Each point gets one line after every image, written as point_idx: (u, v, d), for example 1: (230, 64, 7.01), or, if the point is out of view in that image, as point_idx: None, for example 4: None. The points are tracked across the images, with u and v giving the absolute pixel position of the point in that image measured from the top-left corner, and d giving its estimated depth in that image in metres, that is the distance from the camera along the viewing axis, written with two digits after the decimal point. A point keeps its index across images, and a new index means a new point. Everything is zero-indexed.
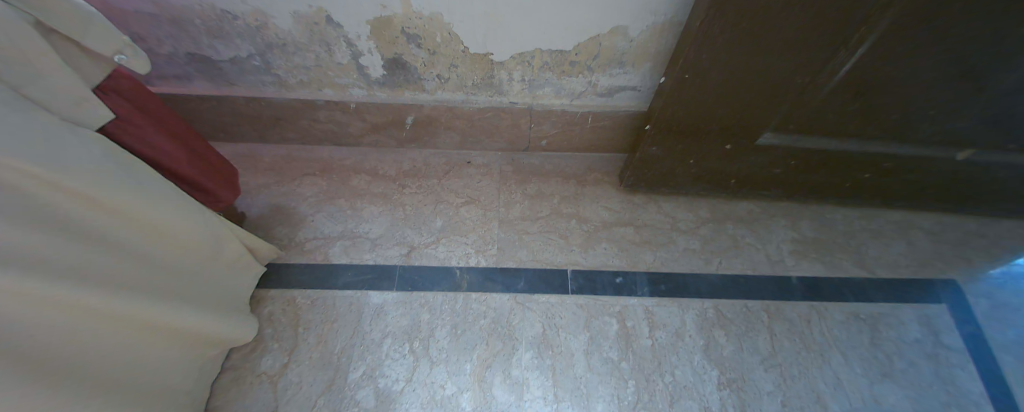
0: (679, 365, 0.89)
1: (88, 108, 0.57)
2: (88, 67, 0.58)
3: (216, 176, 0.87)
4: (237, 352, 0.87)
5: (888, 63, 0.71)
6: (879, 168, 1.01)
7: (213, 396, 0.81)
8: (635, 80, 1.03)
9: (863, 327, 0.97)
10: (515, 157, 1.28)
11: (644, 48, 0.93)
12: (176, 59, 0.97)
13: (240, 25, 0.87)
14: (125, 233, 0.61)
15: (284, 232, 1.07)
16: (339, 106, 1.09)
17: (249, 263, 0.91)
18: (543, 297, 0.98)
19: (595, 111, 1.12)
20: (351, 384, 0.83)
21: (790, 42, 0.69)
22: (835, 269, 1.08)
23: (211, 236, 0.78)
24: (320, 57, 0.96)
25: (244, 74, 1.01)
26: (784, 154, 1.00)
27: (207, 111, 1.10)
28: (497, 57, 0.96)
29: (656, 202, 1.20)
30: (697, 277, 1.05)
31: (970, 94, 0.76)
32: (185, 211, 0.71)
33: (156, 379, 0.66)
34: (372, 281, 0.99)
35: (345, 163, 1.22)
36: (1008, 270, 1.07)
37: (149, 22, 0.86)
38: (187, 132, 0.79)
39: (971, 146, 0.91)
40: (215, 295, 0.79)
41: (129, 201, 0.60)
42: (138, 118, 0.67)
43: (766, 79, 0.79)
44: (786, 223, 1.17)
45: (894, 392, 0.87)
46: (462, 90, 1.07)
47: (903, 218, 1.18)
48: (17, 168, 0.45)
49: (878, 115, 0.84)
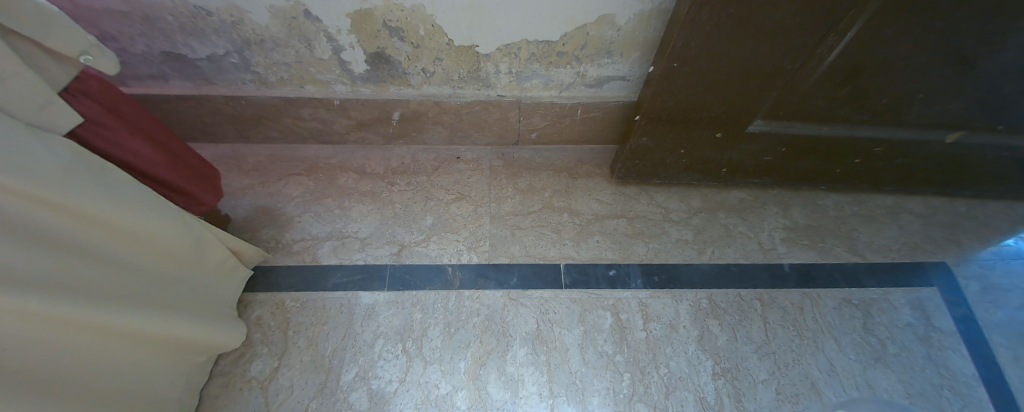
0: (674, 356, 0.89)
1: (56, 112, 0.55)
2: (53, 69, 0.55)
3: (195, 178, 0.84)
4: (226, 358, 0.86)
5: (879, 48, 0.70)
6: (870, 152, 1.00)
7: (202, 404, 0.80)
8: (625, 69, 1.01)
9: (855, 313, 0.97)
10: (505, 151, 1.26)
11: (632, 36, 0.91)
12: (151, 58, 0.94)
13: (215, 21, 0.84)
14: (105, 243, 0.60)
15: (271, 234, 1.05)
16: (322, 103, 1.06)
17: (234, 267, 0.89)
18: (536, 292, 0.97)
19: (584, 102, 1.10)
20: (343, 386, 0.82)
21: (780, 29, 0.68)
22: (827, 255, 1.08)
23: (194, 242, 0.76)
24: (300, 53, 0.94)
25: (223, 72, 0.98)
26: (776, 141, 0.99)
27: (187, 111, 1.07)
28: (483, 49, 0.94)
29: (648, 193, 1.19)
30: (690, 267, 1.04)
31: (958, 77, 0.76)
32: (167, 217, 0.69)
33: (142, 389, 0.65)
34: (362, 281, 0.98)
35: (331, 161, 1.20)
36: (998, 251, 1.07)
37: (120, 21, 0.83)
38: (165, 135, 0.77)
39: (961, 128, 0.91)
40: (200, 301, 0.78)
41: (108, 208, 0.58)
42: (112, 122, 0.64)
43: (756, 67, 0.78)
44: (778, 211, 1.17)
45: (887, 376, 0.87)
46: (449, 84, 1.05)
47: (894, 202, 1.18)
48: None
49: (869, 99, 0.83)
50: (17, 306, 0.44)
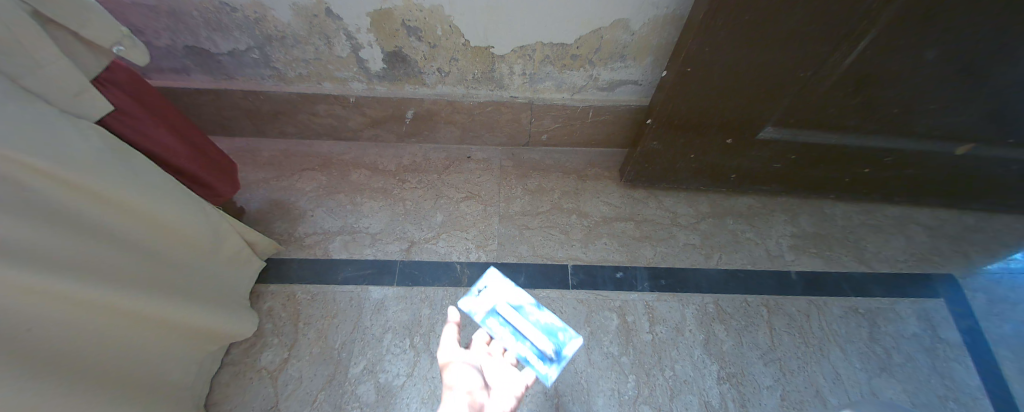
0: (679, 359, 0.89)
1: (87, 99, 0.56)
2: (86, 58, 0.57)
3: (214, 169, 0.85)
4: (237, 347, 0.87)
5: (890, 59, 0.71)
6: (880, 162, 1.01)
7: (213, 392, 0.81)
8: (637, 74, 1.02)
9: (861, 322, 0.98)
10: (515, 152, 1.27)
11: (646, 41, 0.92)
12: (173, 52, 0.96)
13: (239, 17, 0.86)
14: (129, 229, 0.61)
15: (283, 227, 1.07)
16: (338, 99, 1.08)
17: (249, 258, 0.90)
18: (543, 292, 0.98)
19: (595, 106, 1.11)
20: (352, 379, 0.83)
21: (793, 37, 0.69)
22: (834, 264, 1.08)
23: (212, 232, 0.77)
24: (319, 50, 0.95)
25: (243, 67, 1.00)
26: (785, 148, 1.00)
27: (206, 105, 1.09)
28: (497, 50, 0.95)
29: (656, 197, 1.20)
30: (697, 272, 1.05)
31: (969, 90, 0.76)
32: (187, 206, 0.70)
33: (157, 374, 0.66)
34: (372, 276, 0.99)
35: (344, 158, 1.22)
36: (1005, 265, 1.07)
37: (146, 14, 0.85)
38: (187, 127, 0.78)
39: (972, 141, 0.91)
40: (215, 290, 0.79)
41: (131, 194, 0.59)
42: (138, 111, 0.66)
43: (770, 74, 0.78)
44: (786, 218, 1.17)
45: (892, 386, 0.87)
46: (463, 84, 1.06)
47: (902, 213, 1.19)
48: (26, 163, 0.45)
49: (880, 110, 0.84)
50: (33, 283, 0.44)
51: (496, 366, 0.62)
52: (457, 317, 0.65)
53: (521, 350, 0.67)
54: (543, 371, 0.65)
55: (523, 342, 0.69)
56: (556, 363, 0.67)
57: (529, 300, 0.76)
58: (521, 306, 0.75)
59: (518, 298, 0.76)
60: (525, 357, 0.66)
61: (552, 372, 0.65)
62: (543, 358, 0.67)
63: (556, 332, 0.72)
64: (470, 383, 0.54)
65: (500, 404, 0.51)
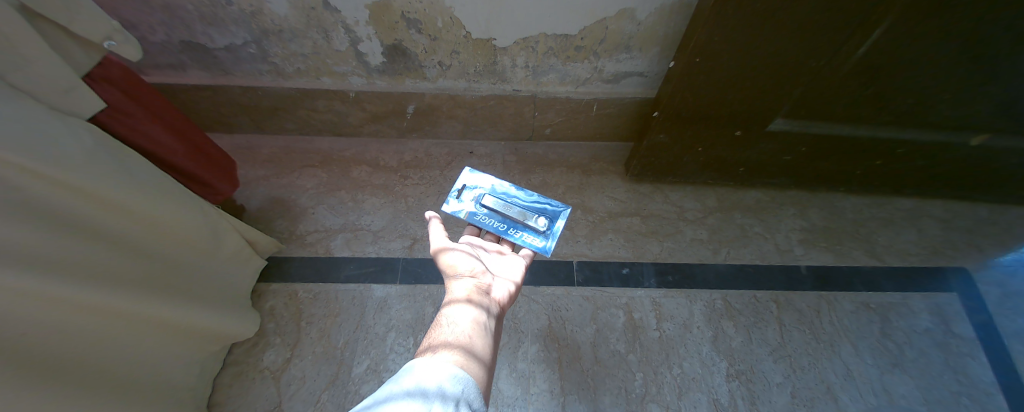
0: (687, 357, 0.88)
1: (78, 97, 0.55)
2: (76, 54, 0.55)
3: (212, 167, 0.84)
4: (239, 346, 0.86)
5: (909, 47, 0.68)
6: (893, 154, 0.98)
7: (216, 392, 0.80)
8: (642, 65, 1.00)
9: (873, 317, 0.96)
10: (518, 146, 1.25)
11: (653, 31, 0.90)
12: (169, 47, 0.94)
13: (234, 11, 0.84)
14: (127, 231, 0.60)
15: (284, 225, 1.06)
16: (338, 94, 1.07)
17: (248, 256, 0.88)
18: (548, 289, 0.97)
19: (600, 99, 1.09)
20: (356, 378, 0.82)
21: (808, 24, 0.66)
22: (845, 258, 1.06)
23: (211, 231, 0.76)
24: (317, 44, 0.93)
25: (241, 62, 0.98)
26: (795, 141, 0.98)
27: (203, 101, 1.07)
28: (500, 43, 0.93)
29: (662, 191, 1.18)
30: (704, 267, 1.03)
31: (989, 79, 0.73)
32: (185, 206, 0.69)
33: (157, 376, 0.65)
34: (375, 273, 0.98)
35: (345, 154, 1.20)
36: (1020, 257, 1.05)
37: (139, 9, 0.83)
38: (184, 124, 0.77)
39: (989, 132, 0.88)
40: (216, 290, 0.77)
41: (127, 196, 0.57)
42: (131, 109, 0.64)
43: (782, 63, 0.75)
44: (796, 212, 1.15)
45: (905, 383, 0.86)
46: (465, 77, 1.04)
47: (913, 206, 1.16)
48: (15, 164, 0.44)
49: (894, 100, 0.81)
50: (19, 285, 0.43)
51: (492, 255, 0.65)
52: (440, 244, 0.62)
53: (514, 234, 0.68)
54: (539, 245, 0.67)
55: (515, 228, 0.69)
56: (550, 236, 0.68)
57: (509, 186, 0.73)
58: (504, 194, 0.73)
59: (497, 189, 0.74)
60: (521, 238, 0.68)
61: (550, 244, 0.67)
62: (537, 234, 0.68)
63: (545, 207, 0.72)
64: (472, 268, 0.57)
65: (502, 287, 0.56)
